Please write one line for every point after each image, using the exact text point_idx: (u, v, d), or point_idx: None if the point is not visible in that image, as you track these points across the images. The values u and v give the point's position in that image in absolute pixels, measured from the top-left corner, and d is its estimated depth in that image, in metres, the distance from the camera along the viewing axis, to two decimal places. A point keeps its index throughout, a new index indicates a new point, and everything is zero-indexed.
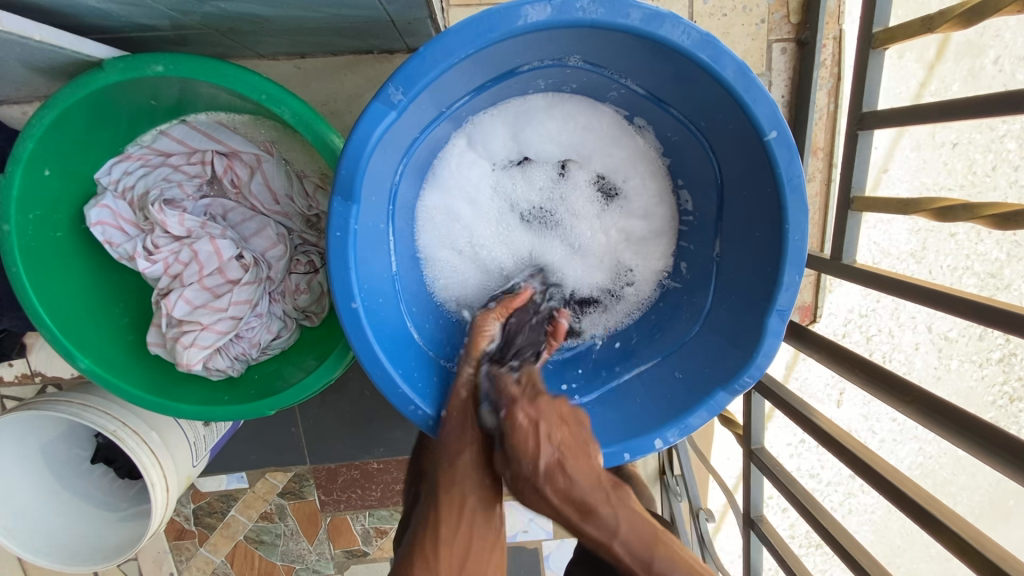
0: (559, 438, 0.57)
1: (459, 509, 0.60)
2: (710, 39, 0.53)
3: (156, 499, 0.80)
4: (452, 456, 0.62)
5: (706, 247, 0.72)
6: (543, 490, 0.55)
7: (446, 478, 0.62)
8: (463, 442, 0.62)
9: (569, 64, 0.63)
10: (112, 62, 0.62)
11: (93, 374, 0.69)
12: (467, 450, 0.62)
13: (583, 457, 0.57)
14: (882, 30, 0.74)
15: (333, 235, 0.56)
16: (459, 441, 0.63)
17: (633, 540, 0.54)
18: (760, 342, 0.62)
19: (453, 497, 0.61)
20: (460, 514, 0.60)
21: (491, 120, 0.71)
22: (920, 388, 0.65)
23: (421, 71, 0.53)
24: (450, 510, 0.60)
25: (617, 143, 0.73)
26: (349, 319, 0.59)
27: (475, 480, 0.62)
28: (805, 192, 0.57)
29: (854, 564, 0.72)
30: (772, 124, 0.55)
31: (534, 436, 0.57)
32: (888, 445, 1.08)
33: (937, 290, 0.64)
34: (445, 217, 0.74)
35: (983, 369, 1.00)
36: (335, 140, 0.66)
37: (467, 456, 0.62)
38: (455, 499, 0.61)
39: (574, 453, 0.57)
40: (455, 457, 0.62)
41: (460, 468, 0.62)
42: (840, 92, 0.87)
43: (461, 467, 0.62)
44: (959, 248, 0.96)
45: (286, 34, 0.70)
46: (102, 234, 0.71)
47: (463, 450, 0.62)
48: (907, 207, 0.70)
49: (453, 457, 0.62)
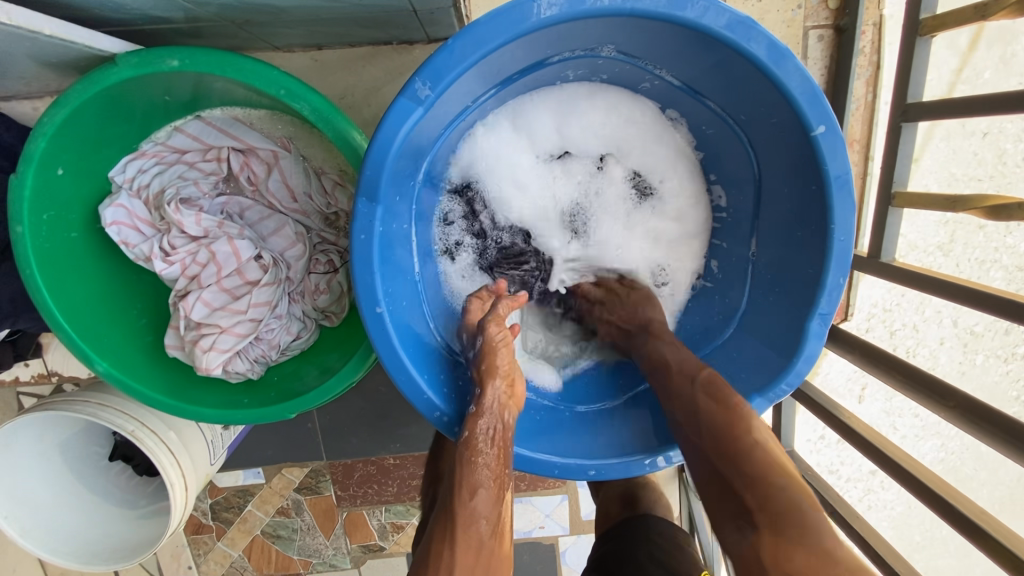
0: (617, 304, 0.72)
1: (476, 550, 0.56)
2: (755, 27, 0.50)
3: (176, 498, 0.79)
4: (471, 494, 0.57)
5: (741, 245, 0.69)
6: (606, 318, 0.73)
7: (463, 516, 0.57)
8: (487, 479, 0.58)
9: (601, 55, 0.60)
10: (125, 57, 0.59)
11: (111, 377, 0.67)
12: (490, 489, 0.58)
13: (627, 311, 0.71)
14: (930, 16, 0.70)
15: (358, 238, 0.54)
16: (483, 478, 0.58)
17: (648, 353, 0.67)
18: (801, 345, 0.59)
19: (470, 539, 0.56)
20: (477, 558, 0.56)
21: (531, 105, 0.67)
22: (962, 392, 0.63)
23: (449, 65, 0.50)
24: (466, 553, 0.55)
25: (656, 139, 0.70)
26: (375, 324, 0.57)
27: (491, 523, 0.58)
28: (853, 189, 0.54)
29: (886, 567, 0.70)
30: (820, 118, 0.52)
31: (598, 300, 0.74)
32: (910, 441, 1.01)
33: (985, 293, 0.61)
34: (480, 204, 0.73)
35: (1008, 364, 0.92)
36: (355, 137, 0.63)
37: (489, 495, 0.58)
38: (472, 540, 0.56)
39: (622, 306, 0.72)
40: (475, 495, 0.57)
41: (479, 508, 0.57)
42: (879, 81, 0.83)
43: (480, 506, 0.57)
44: (988, 240, 0.92)
45: (305, 25, 0.68)
46: (118, 234, 0.70)
47: (477, 492, 0.58)
48: (955, 205, 0.68)
49: (468, 499, 0.57)
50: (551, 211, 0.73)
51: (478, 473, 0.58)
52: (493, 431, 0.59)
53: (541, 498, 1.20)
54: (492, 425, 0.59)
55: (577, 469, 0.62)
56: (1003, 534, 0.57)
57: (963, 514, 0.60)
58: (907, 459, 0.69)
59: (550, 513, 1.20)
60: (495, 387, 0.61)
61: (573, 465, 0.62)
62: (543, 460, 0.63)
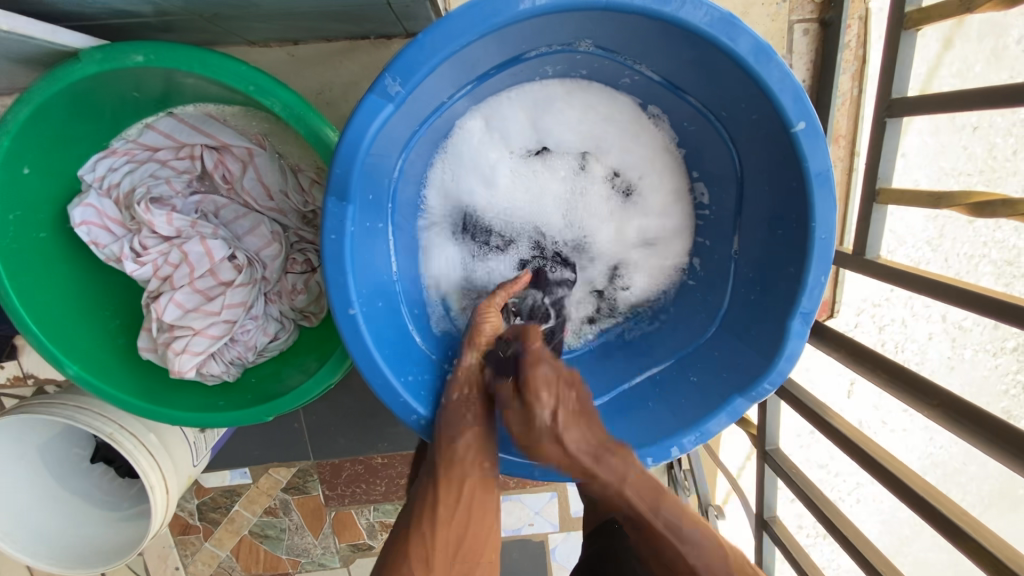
0: (569, 395, 0.58)
1: (459, 489, 0.55)
2: (734, 20, 0.49)
3: (156, 502, 0.78)
4: (452, 435, 0.58)
5: (724, 243, 0.68)
6: (560, 445, 0.56)
7: (443, 459, 0.57)
8: (463, 423, 0.59)
9: (579, 50, 0.59)
10: (89, 52, 0.58)
11: (82, 380, 0.66)
12: (467, 430, 0.59)
13: (582, 419, 0.58)
14: (915, 9, 0.69)
15: (329, 238, 0.53)
16: (459, 422, 0.59)
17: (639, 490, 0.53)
18: (782, 344, 0.58)
19: (452, 473, 0.56)
20: (459, 494, 0.55)
21: (509, 104, 0.66)
22: (949, 393, 0.62)
23: (419, 60, 0.49)
24: (448, 489, 0.55)
25: (638, 139, 0.69)
26: (348, 327, 0.56)
27: (473, 463, 0.57)
28: (834, 186, 0.53)
29: (869, 568, 0.70)
30: (800, 114, 0.51)
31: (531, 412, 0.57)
32: (899, 436, 1.01)
33: (968, 291, 0.60)
34: (457, 194, 0.71)
35: (997, 358, 0.94)
36: (329, 134, 0.62)
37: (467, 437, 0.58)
38: (457, 480, 0.56)
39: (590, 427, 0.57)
40: (452, 438, 0.58)
41: (461, 447, 0.58)
42: (865, 75, 0.82)
43: (462, 449, 0.58)
44: (977, 236, 0.92)
45: (277, 20, 0.66)
46: (87, 234, 0.68)
47: (458, 433, 0.59)
48: (939, 201, 0.66)
49: (449, 439, 0.58)
50: (539, 213, 0.73)
51: (453, 419, 0.60)
52: (471, 382, 0.63)
53: (530, 495, 1.20)
54: (467, 381, 0.63)
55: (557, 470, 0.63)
56: (983, 536, 0.57)
57: (944, 516, 0.60)
58: (889, 459, 0.68)
59: (539, 511, 1.20)
60: (467, 411, 0.60)
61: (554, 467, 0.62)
62: (523, 462, 0.63)
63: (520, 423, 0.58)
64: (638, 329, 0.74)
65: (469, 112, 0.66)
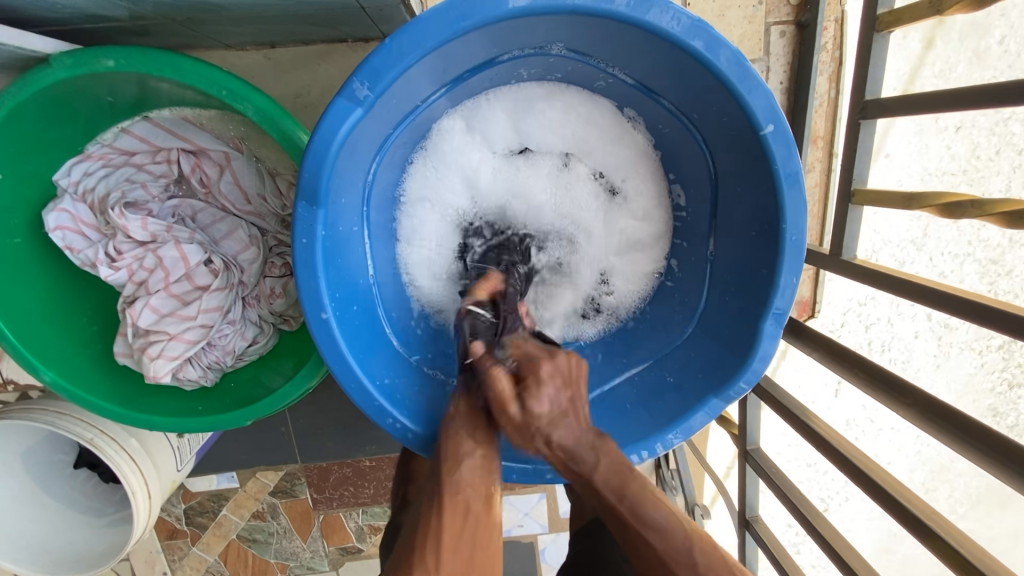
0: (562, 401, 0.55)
1: (462, 522, 0.51)
2: (703, 25, 0.49)
3: (138, 507, 0.78)
4: (456, 464, 0.55)
5: (700, 245, 0.68)
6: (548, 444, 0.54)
7: (447, 486, 0.53)
8: (470, 451, 0.56)
9: (552, 53, 0.59)
10: (59, 58, 0.58)
11: (58, 386, 0.66)
12: (474, 461, 0.55)
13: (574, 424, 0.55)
14: (887, 11, 0.69)
15: (300, 242, 0.53)
16: (464, 453, 0.55)
17: (611, 476, 0.53)
18: (756, 345, 0.59)
19: (457, 505, 0.52)
20: (465, 529, 0.51)
21: (489, 106, 0.66)
22: (923, 392, 0.62)
23: (388, 64, 0.49)
24: (454, 526, 0.51)
25: (618, 141, 0.69)
26: (321, 331, 0.56)
27: (480, 491, 0.53)
28: (804, 187, 0.53)
29: (843, 564, 0.71)
30: (769, 117, 0.51)
31: (528, 422, 0.54)
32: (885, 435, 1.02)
33: (941, 292, 0.60)
34: (438, 197, 0.70)
35: (984, 357, 0.91)
36: (302, 137, 0.62)
37: (474, 473, 0.54)
38: (460, 510, 0.52)
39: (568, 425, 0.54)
40: (458, 469, 0.54)
41: (466, 477, 0.54)
42: (842, 77, 0.84)
43: (467, 476, 0.54)
44: (961, 235, 0.92)
45: (252, 23, 0.66)
46: (63, 239, 0.68)
47: (461, 463, 0.55)
48: (912, 202, 0.66)
49: (453, 471, 0.54)
50: (521, 211, 0.73)
51: (456, 451, 0.55)
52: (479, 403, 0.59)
53: (519, 496, 1.20)
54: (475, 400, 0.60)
55: (535, 472, 0.63)
56: (949, 534, 0.58)
57: (915, 516, 0.60)
58: (865, 461, 0.68)
59: (528, 512, 1.20)
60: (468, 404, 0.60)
61: (531, 469, 0.63)
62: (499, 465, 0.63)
63: (512, 425, 0.55)
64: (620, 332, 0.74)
65: (448, 113, 0.66)
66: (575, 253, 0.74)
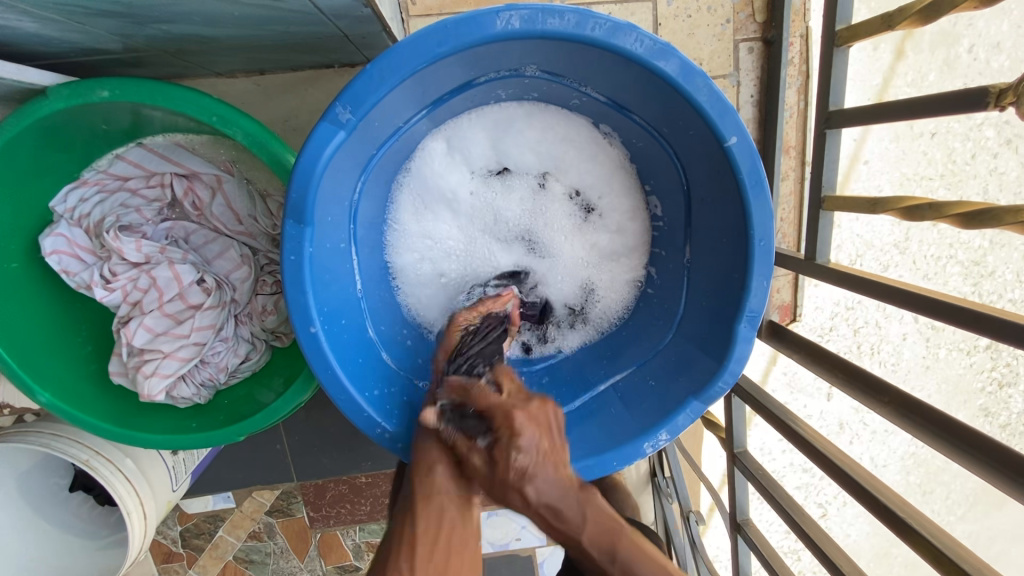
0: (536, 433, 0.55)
1: (438, 526, 0.54)
2: (665, 47, 0.52)
3: (133, 527, 0.78)
4: (428, 470, 0.57)
5: (677, 253, 0.70)
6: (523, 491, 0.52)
7: (422, 491, 0.56)
8: (441, 455, 0.57)
9: (527, 74, 0.62)
10: (56, 89, 0.60)
11: (54, 408, 0.68)
12: (445, 463, 0.57)
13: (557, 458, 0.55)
14: (845, 28, 0.71)
15: (288, 259, 0.55)
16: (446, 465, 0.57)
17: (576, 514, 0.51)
18: (732, 348, 0.61)
19: (428, 510, 0.54)
20: (439, 532, 0.53)
21: (470, 126, 0.69)
22: (897, 388, 0.62)
23: (369, 89, 0.51)
24: (425, 520, 0.54)
25: (594, 157, 0.72)
26: (310, 345, 0.57)
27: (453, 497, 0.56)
28: (769, 193, 0.56)
29: (833, 568, 0.69)
30: (732, 130, 0.54)
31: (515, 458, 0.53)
32: (880, 435, 1.09)
33: (905, 290, 0.61)
34: (427, 227, 0.73)
35: (972, 357, 1.01)
36: (290, 159, 0.65)
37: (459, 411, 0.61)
38: (432, 514, 0.54)
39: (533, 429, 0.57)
40: (432, 471, 0.56)
41: (438, 481, 0.56)
42: (809, 89, 0.88)
43: (440, 481, 0.56)
44: (942, 238, 0.97)
45: (241, 52, 0.69)
46: (58, 263, 0.70)
47: (437, 464, 0.57)
48: (876, 206, 0.68)
49: (427, 471, 0.57)
50: (502, 232, 0.76)
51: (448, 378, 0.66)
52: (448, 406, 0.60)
53: (517, 509, 1.20)
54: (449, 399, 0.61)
55: None
56: (930, 531, 0.57)
57: (891, 510, 0.60)
58: (846, 460, 0.68)
59: (526, 525, 1.20)
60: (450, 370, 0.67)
61: None
62: None
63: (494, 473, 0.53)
64: (605, 339, 0.77)
65: (431, 133, 0.69)
66: (547, 270, 0.77)
